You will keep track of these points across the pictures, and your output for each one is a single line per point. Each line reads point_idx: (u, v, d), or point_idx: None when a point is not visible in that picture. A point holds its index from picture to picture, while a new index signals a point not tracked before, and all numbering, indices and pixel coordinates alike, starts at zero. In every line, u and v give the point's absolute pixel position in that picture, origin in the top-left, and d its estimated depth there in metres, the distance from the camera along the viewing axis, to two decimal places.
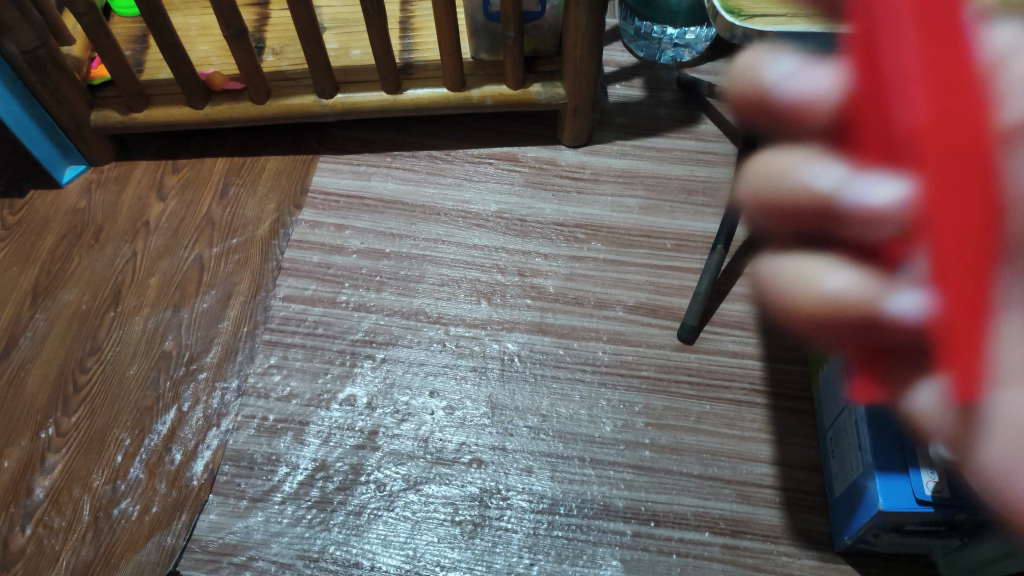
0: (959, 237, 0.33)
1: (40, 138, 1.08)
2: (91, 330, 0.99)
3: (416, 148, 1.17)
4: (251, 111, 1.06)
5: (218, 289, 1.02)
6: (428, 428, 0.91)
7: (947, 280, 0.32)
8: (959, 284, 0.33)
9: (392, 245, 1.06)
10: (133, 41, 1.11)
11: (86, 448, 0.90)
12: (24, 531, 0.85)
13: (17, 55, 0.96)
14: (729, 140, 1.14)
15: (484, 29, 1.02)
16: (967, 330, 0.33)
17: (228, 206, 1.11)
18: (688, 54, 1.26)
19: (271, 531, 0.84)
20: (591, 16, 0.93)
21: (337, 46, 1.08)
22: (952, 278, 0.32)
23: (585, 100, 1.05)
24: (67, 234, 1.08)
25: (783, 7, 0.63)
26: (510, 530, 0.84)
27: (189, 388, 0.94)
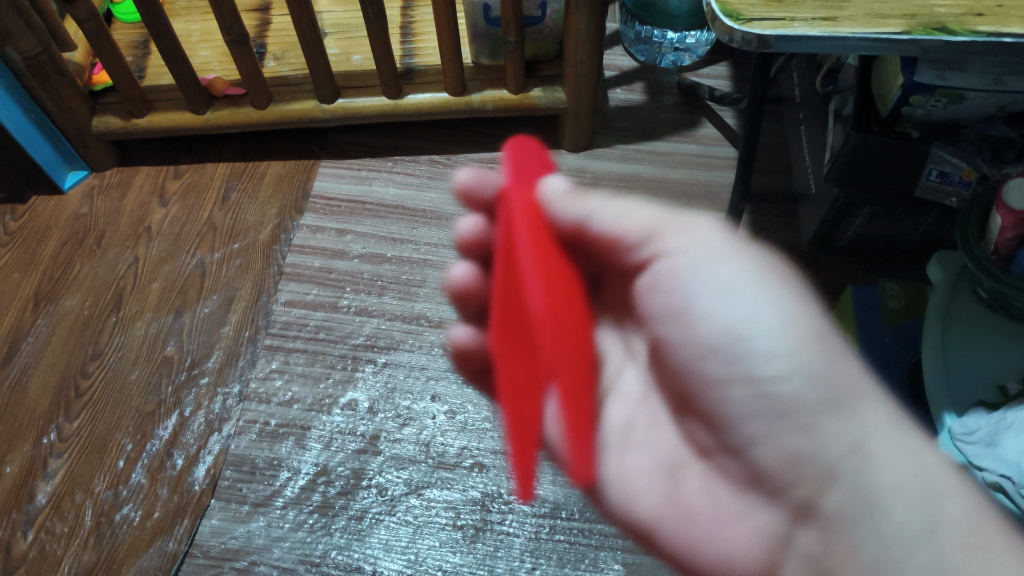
0: (527, 408, 0.53)
1: (40, 143, 1.08)
2: (93, 335, 0.99)
3: (416, 153, 1.17)
4: (253, 116, 1.06)
5: (220, 294, 1.02)
6: (430, 433, 0.91)
7: (515, 420, 0.53)
8: (529, 420, 0.53)
9: (393, 249, 1.06)
10: (135, 47, 1.11)
11: (88, 453, 0.90)
12: (26, 536, 0.85)
13: (19, 62, 0.96)
14: (730, 144, 1.14)
15: (485, 34, 1.02)
16: (525, 436, 0.53)
17: (229, 212, 1.11)
18: (688, 58, 1.26)
19: (273, 536, 0.84)
20: (592, 21, 0.93)
21: (338, 51, 1.08)
22: (527, 414, 0.53)
23: (586, 104, 1.05)
24: (68, 240, 1.09)
25: (784, 12, 0.62)
26: (512, 534, 0.84)
27: (191, 393, 0.94)
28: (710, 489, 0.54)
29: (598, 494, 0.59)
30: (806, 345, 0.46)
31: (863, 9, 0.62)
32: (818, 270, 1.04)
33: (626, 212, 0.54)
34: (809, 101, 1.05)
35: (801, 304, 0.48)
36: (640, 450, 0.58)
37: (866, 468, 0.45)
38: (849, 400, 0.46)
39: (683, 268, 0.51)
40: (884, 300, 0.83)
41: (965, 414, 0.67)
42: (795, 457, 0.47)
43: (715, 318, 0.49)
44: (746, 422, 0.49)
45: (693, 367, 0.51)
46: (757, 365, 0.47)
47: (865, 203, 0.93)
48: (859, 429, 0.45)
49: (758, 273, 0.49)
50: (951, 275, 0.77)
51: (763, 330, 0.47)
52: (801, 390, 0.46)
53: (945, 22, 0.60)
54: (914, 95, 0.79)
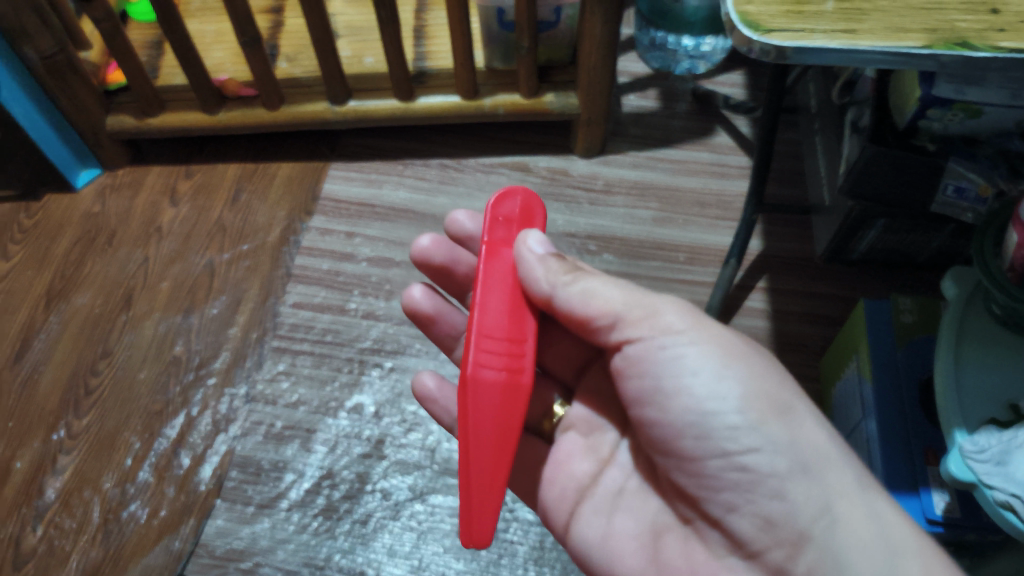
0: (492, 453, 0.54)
1: (54, 140, 1.09)
2: (103, 333, 1.00)
3: (427, 156, 1.17)
4: (266, 118, 1.07)
5: (228, 295, 1.02)
6: (435, 438, 0.91)
7: (469, 461, 0.53)
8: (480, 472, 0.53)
9: (402, 253, 1.06)
10: (148, 47, 1.11)
11: (97, 451, 0.91)
12: (35, 532, 0.85)
13: (36, 61, 0.97)
14: (743, 153, 1.13)
15: (498, 38, 1.01)
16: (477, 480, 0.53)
17: (240, 212, 1.11)
18: (705, 66, 1.24)
19: (277, 538, 0.84)
20: (607, 28, 0.92)
21: (350, 53, 1.08)
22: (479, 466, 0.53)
23: (598, 110, 1.04)
24: (81, 238, 1.09)
25: (801, 22, 0.58)
26: (515, 542, 0.83)
27: (198, 394, 0.94)
28: (689, 559, 0.53)
29: (590, 561, 0.60)
30: (772, 418, 0.50)
31: (884, 22, 0.58)
32: (831, 283, 1.03)
33: (600, 293, 0.58)
34: (825, 112, 1.05)
35: (757, 382, 0.52)
36: (622, 514, 0.59)
37: (833, 528, 0.48)
38: (814, 466, 0.49)
39: (651, 354, 0.55)
40: (896, 314, 0.81)
41: (976, 431, 0.65)
42: (766, 521, 0.49)
43: (687, 395, 0.52)
44: (720, 490, 0.51)
45: (669, 441, 0.54)
46: (721, 441, 0.50)
47: (880, 215, 0.92)
48: (827, 494, 0.49)
49: (723, 353, 0.53)
50: (964, 291, 0.74)
51: (728, 406, 0.50)
52: (770, 460, 0.49)
53: (966, 37, 0.56)
54: (930, 110, 0.78)
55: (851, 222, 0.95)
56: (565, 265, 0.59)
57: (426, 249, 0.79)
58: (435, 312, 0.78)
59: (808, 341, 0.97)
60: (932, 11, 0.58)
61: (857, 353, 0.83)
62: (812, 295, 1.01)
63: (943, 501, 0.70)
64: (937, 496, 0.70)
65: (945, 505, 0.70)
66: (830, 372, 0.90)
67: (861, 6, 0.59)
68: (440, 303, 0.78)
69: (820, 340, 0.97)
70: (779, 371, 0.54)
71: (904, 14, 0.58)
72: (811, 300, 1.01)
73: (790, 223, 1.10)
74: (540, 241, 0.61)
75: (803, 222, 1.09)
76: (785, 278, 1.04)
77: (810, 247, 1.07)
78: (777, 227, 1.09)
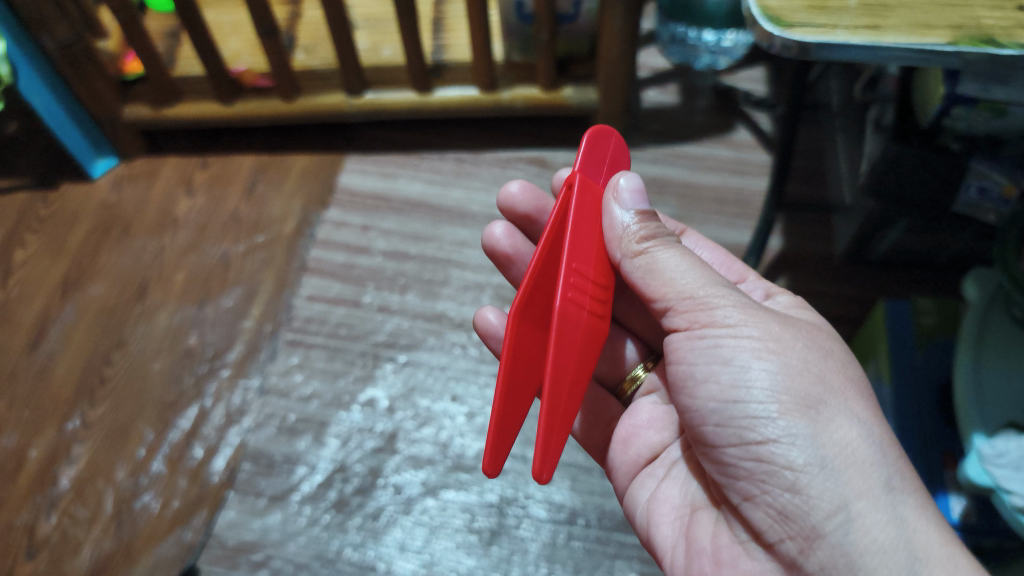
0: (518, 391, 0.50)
1: (71, 129, 1.09)
2: (119, 324, 1.00)
3: (444, 150, 1.16)
4: (281, 108, 1.07)
5: (243, 286, 1.02)
6: (448, 434, 0.90)
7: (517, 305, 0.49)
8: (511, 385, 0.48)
9: (417, 247, 1.05)
10: (166, 37, 1.11)
11: (110, 441, 0.91)
12: (49, 520, 0.85)
13: (54, 51, 0.97)
14: (763, 149, 1.12)
15: (517, 30, 1.00)
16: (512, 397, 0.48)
17: (255, 204, 1.11)
18: (725, 61, 1.23)
19: (289, 531, 0.84)
20: (626, 22, 0.90)
21: (367, 45, 1.07)
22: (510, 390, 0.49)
23: (617, 105, 1.04)
24: (97, 227, 1.10)
25: (824, 18, 0.56)
26: (528, 539, 0.82)
27: (212, 386, 0.94)
28: (715, 544, 0.52)
29: (636, 518, 0.60)
30: (797, 411, 0.47)
31: (908, 18, 0.55)
32: (851, 283, 1.01)
33: (664, 271, 0.54)
34: (848, 110, 1.04)
35: (790, 375, 0.48)
36: (670, 482, 0.58)
37: (847, 528, 0.45)
38: (837, 463, 0.46)
39: (689, 342, 0.52)
40: (917, 316, 0.79)
41: (995, 435, 0.63)
42: (780, 514, 0.47)
43: (714, 383, 0.50)
44: (737, 479, 0.49)
45: (694, 427, 0.52)
46: (739, 431, 0.48)
47: (902, 215, 0.90)
48: (846, 491, 0.45)
49: (762, 343, 0.50)
50: (985, 294, 0.72)
51: (754, 396, 0.48)
52: (787, 452, 0.46)
53: (992, 34, 0.54)
54: (954, 108, 0.74)
55: (874, 220, 0.94)
56: (644, 229, 0.55)
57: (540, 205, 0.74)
58: (513, 253, 0.75)
59: None
60: (958, 7, 0.56)
61: (876, 355, 0.81)
62: (834, 296, 1.00)
63: (960, 505, 0.69)
64: (953, 500, 0.69)
65: (962, 509, 0.69)
66: None
67: (886, 2, 0.57)
68: (520, 243, 0.75)
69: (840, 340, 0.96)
70: (823, 365, 0.50)
71: (929, 10, 0.56)
72: (832, 300, 1.00)
73: (812, 223, 1.08)
74: (634, 192, 0.55)
75: (824, 222, 1.08)
76: (806, 278, 1.02)
77: (830, 246, 1.05)
78: (797, 225, 1.08)
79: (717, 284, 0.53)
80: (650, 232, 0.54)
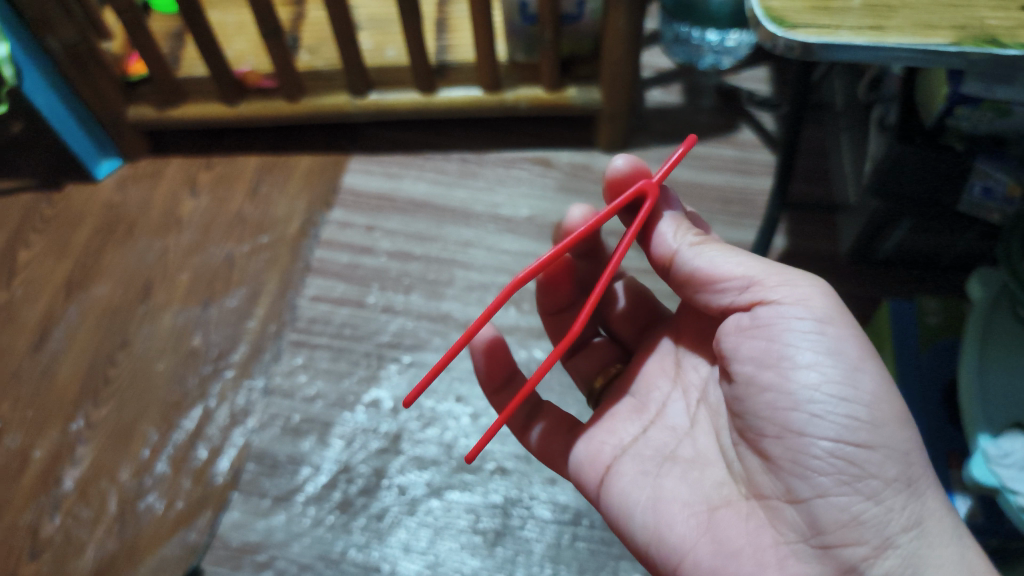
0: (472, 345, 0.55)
1: (75, 130, 1.09)
2: (123, 324, 1.00)
3: (448, 151, 1.16)
4: (285, 109, 1.07)
5: (247, 287, 1.02)
6: (453, 434, 0.90)
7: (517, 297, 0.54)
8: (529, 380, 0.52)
9: (421, 247, 1.05)
10: (170, 38, 1.11)
11: (114, 441, 0.90)
12: (52, 521, 0.85)
13: (59, 51, 0.97)
14: (767, 149, 1.12)
15: (521, 32, 1.00)
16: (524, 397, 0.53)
17: (259, 204, 1.11)
18: (729, 61, 1.22)
19: (293, 531, 0.84)
20: (631, 22, 0.90)
21: (372, 46, 1.07)
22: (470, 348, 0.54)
23: (621, 106, 1.04)
24: (100, 228, 1.10)
25: (828, 18, 0.56)
26: (532, 540, 0.82)
27: (216, 386, 0.94)
28: (756, 544, 0.49)
29: (629, 523, 0.55)
30: (893, 420, 0.47)
31: (912, 18, 0.55)
32: (855, 282, 1.01)
33: (739, 263, 0.53)
34: (852, 110, 1.04)
35: (889, 384, 0.48)
36: (672, 478, 0.55)
37: (919, 542, 0.47)
38: (917, 483, 0.47)
39: (781, 325, 0.50)
40: (922, 316, 0.79)
41: (1001, 435, 0.63)
42: (854, 520, 0.46)
43: (816, 374, 0.48)
44: (819, 473, 0.47)
45: (777, 408, 0.48)
46: (836, 424, 0.46)
47: (907, 214, 0.90)
48: (921, 510, 0.47)
49: (861, 343, 0.49)
50: (990, 293, 0.72)
51: (859, 398, 0.47)
52: (881, 463, 0.46)
53: (995, 34, 0.53)
54: (958, 108, 0.73)
55: (878, 220, 0.94)
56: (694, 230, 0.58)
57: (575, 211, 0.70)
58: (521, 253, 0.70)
59: None
60: (961, 8, 0.56)
61: (882, 355, 0.80)
62: (839, 295, 1.00)
63: (966, 505, 0.69)
64: (959, 500, 0.69)
65: (968, 509, 0.68)
66: None
67: (888, 2, 0.57)
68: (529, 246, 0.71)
69: None
70: None
71: (932, 10, 0.56)
72: (837, 300, 0.99)
73: (816, 222, 1.08)
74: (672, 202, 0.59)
75: (828, 221, 1.08)
76: (811, 278, 1.02)
77: (835, 246, 1.05)
78: (801, 225, 1.08)
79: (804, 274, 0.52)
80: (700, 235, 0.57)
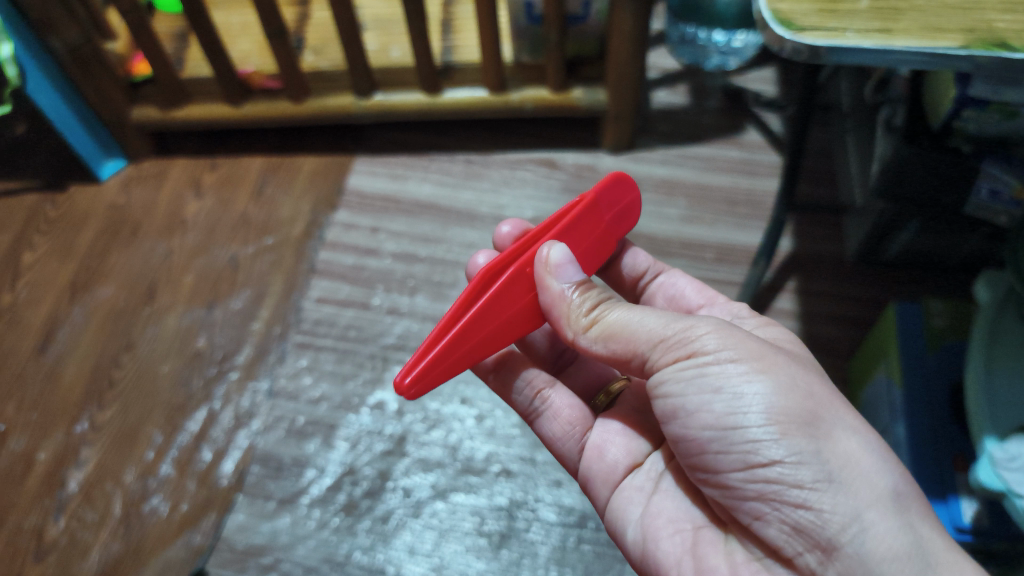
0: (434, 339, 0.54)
1: (79, 131, 1.09)
2: (127, 326, 1.00)
3: (453, 152, 1.16)
4: (289, 110, 1.07)
5: (252, 289, 1.02)
6: (457, 437, 0.89)
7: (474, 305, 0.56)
8: (470, 334, 0.54)
9: (426, 249, 1.05)
10: (174, 39, 1.11)
11: (119, 444, 0.90)
12: (57, 523, 0.85)
13: (62, 51, 0.96)
14: (774, 150, 1.11)
15: (527, 32, 0.99)
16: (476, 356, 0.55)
17: (264, 206, 1.11)
18: (736, 62, 1.23)
19: (298, 534, 0.84)
20: (638, 23, 0.89)
21: (376, 46, 1.07)
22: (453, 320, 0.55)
23: (627, 106, 1.03)
24: (104, 230, 1.09)
25: (835, 21, 0.56)
26: (538, 542, 0.82)
27: (220, 388, 0.94)
28: (730, 563, 0.48)
29: (625, 541, 0.56)
30: (796, 430, 0.44)
31: (920, 21, 0.55)
32: (860, 284, 1.01)
33: (622, 325, 0.51)
34: (858, 111, 1.04)
35: (786, 391, 0.46)
36: (662, 494, 0.55)
37: (863, 539, 0.42)
38: (844, 476, 0.44)
39: (668, 372, 0.48)
40: (927, 318, 0.78)
41: (1008, 439, 0.62)
42: (794, 531, 0.44)
43: (708, 411, 0.46)
44: (745, 502, 0.46)
45: (693, 455, 0.49)
46: (742, 453, 0.45)
47: (913, 217, 0.90)
48: (858, 503, 0.43)
49: (747, 364, 0.47)
50: (997, 296, 0.71)
51: (751, 420, 0.45)
52: (795, 471, 0.44)
53: (1005, 37, 0.53)
54: (966, 110, 0.73)
55: (883, 223, 0.94)
56: (587, 299, 0.54)
57: (503, 226, 0.74)
58: None
59: (840, 344, 0.95)
60: (971, 10, 0.55)
61: (887, 358, 0.80)
62: (845, 298, 0.99)
63: (972, 509, 0.68)
64: (965, 503, 0.69)
65: (974, 513, 0.68)
66: (860, 376, 0.87)
67: (897, 5, 0.56)
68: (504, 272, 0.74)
69: (851, 342, 0.95)
70: (809, 377, 0.48)
71: (941, 13, 0.55)
72: (843, 302, 0.99)
73: (822, 223, 1.08)
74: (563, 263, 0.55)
75: (835, 223, 1.07)
76: (816, 279, 1.02)
77: (841, 247, 1.05)
78: (807, 226, 1.08)
79: (682, 317, 0.50)
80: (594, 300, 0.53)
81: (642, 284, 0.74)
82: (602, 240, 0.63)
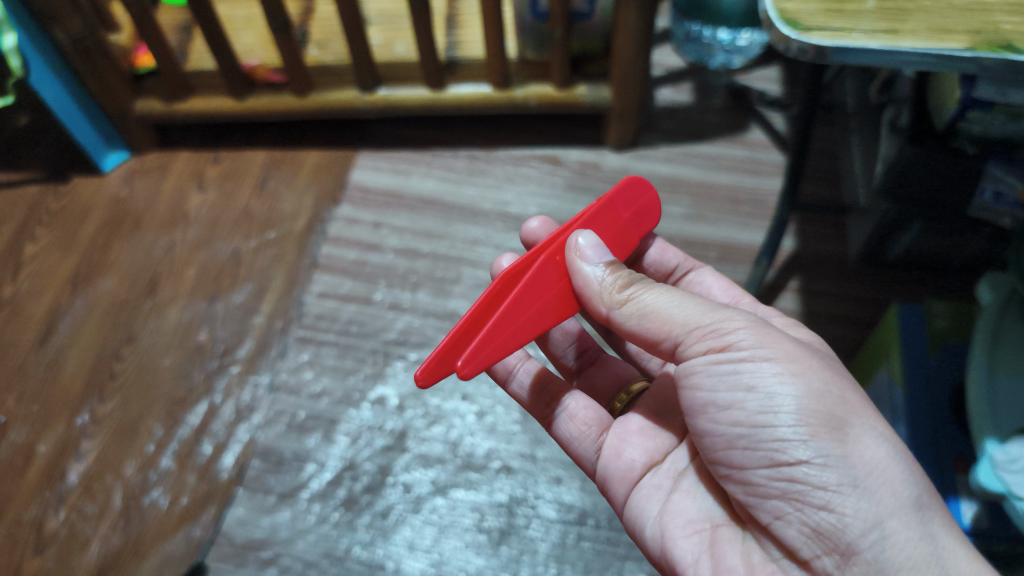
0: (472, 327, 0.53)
1: (83, 123, 1.09)
2: (129, 319, 0.99)
3: (456, 148, 1.16)
4: (293, 104, 1.07)
5: (254, 282, 1.02)
6: (458, 432, 0.89)
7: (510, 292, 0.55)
8: (507, 321, 0.53)
9: (428, 244, 1.05)
10: (178, 31, 1.11)
11: (119, 437, 0.90)
12: (57, 515, 0.85)
13: (65, 42, 0.96)
14: (777, 149, 1.11)
15: (531, 28, 0.99)
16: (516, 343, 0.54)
17: (267, 199, 1.10)
18: (740, 59, 1.22)
19: (298, 528, 0.84)
20: (643, 21, 0.89)
21: (381, 41, 1.06)
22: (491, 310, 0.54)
23: (631, 104, 1.03)
24: (107, 223, 1.09)
25: (842, 22, 0.55)
26: (537, 539, 0.82)
27: (221, 381, 0.94)
28: (747, 562, 0.48)
29: (643, 537, 0.56)
30: (826, 432, 0.44)
31: (926, 22, 0.55)
32: (862, 283, 1.01)
33: (657, 312, 0.51)
34: (863, 111, 1.04)
35: (819, 394, 0.46)
36: (681, 493, 0.55)
37: (882, 546, 0.42)
38: (869, 482, 0.43)
39: (699, 367, 0.48)
40: (929, 319, 0.78)
41: (1009, 441, 0.62)
42: (814, 532, 0.44)
43: (740, 408, 0.46)
44: (767, 499, 0.46)
45: (717, 450, 0.49)
46: (770, 451, 0.45)
47: (916, 219, 0.90)
48: (880, 510, 0.43)
49: (782, 365, 0.46)
50: (1000, 297, 0.71)
51: (781, 419, 0.45)
52: (820, 473, 0.44)
53: (1012, 39, 0.52)
54: (970, 112, 0.72)
55: (886, 224, 0.94)
56: (619, 279, 0.54)
57: (531, 222, 0.76)
58: None
59: (839, 343, 0.95)
60: (977, 12, 0.55)
61: (888, 359, 0.79)
62: (847, 298, 0.99)
63: (971, 510, 0.68)
64: (965, 505, 0.69)
65: (974, 514, 0.68)
66: (863, 376, 0.87)
67: (904, 6, 0.56)
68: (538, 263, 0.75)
69: (851, 342, 0.95)
70: (841, 382, 0.47)
71: (948, 14, 0.55)
72: (846, 302, 0.99)
73: (825, 223, 1.08)
74: (593, 247, 0.56)
75: (837, 222, 1.07)
76: (818, 279, 1.02)
77: (844, 247, 1.05)
78: (809, 226, 1.08)
79: (720, 311, 0.50)
80: (626, 280, 0.53)
81: (672, 281, 0.74)
82: (624, 237, 0.62)
